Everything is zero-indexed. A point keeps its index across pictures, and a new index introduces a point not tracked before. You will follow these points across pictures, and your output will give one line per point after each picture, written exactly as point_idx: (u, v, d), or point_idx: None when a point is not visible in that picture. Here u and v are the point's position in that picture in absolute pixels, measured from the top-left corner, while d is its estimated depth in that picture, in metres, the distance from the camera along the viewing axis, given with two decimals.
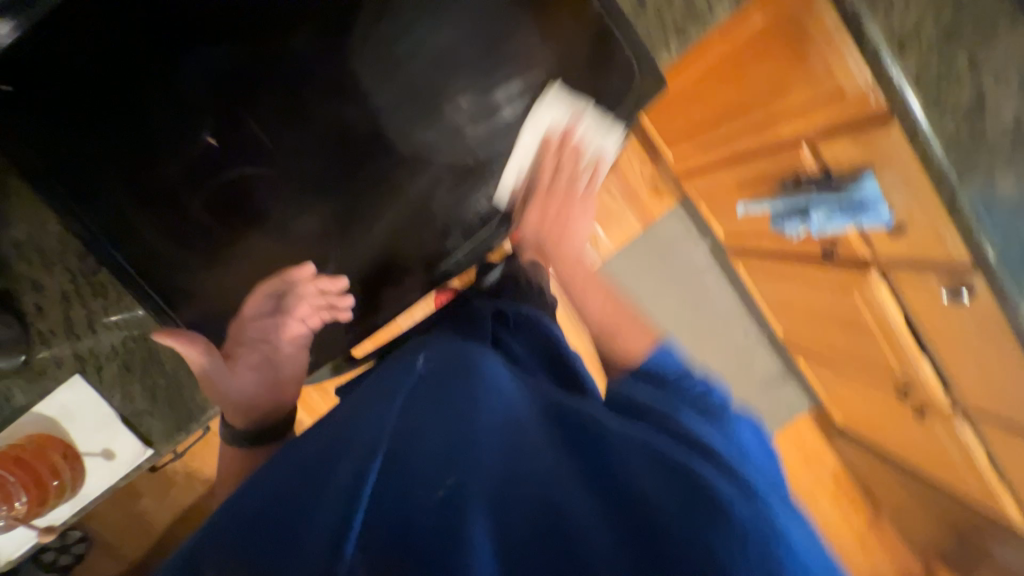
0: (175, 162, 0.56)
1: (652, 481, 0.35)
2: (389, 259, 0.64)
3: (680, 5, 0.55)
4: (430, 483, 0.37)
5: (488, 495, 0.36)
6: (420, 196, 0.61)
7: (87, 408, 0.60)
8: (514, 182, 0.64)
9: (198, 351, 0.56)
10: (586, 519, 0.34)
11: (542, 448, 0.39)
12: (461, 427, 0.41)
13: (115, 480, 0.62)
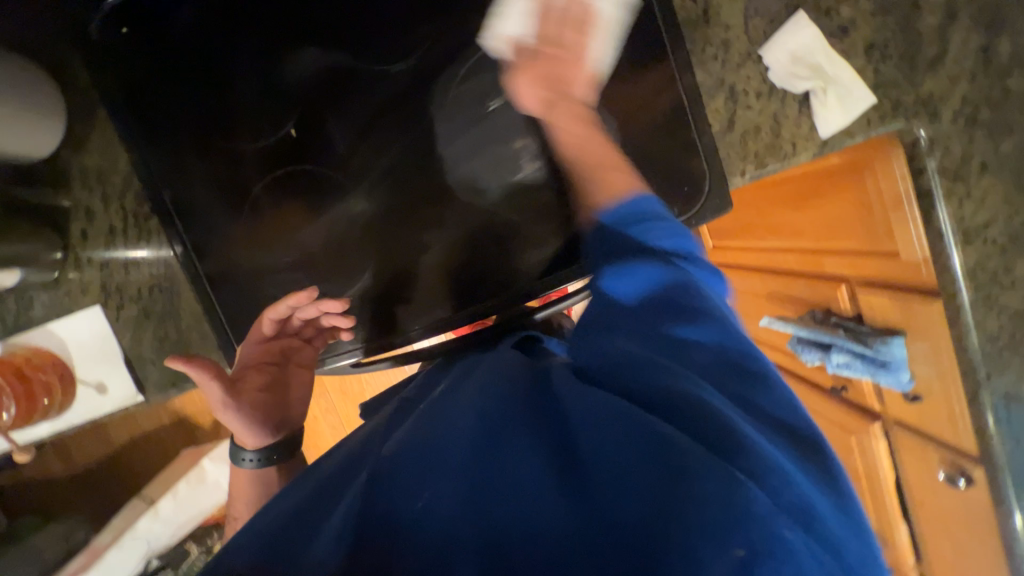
0: (249, 141, 0.58)
1: (597, 463, 0.33)
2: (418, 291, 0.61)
3: (766, 138, 0.57)
4: (413, 477, 0.36)
5: (450, 483, 0.35)
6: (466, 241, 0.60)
7: (97, 339, 0.61)
8: (508, 36, 0.54)
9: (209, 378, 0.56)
10: (566, 519, 0.31)
11: (508, 431, 0.37)
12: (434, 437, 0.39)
13: (99, 415, 0.63)
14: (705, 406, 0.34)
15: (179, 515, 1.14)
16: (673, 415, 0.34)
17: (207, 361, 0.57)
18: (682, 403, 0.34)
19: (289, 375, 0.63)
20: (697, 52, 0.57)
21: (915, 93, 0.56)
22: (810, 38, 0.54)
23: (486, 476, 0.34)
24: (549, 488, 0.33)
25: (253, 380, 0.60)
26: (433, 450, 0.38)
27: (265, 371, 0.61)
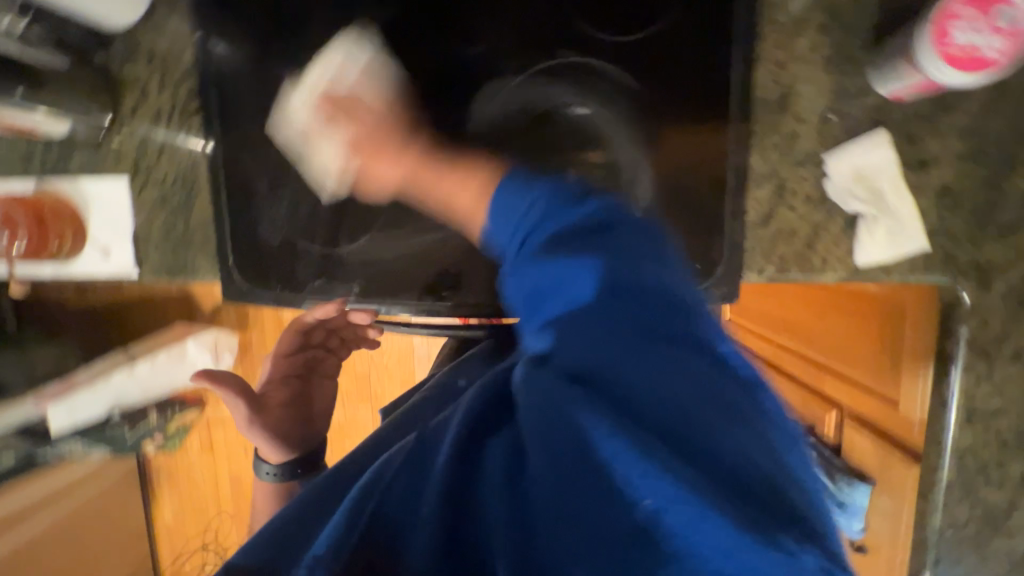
0: (305, 77, 0.61)
1: (536, 453, 0.32)
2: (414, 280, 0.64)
3: (798, 245, 0.54)
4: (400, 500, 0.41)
5: (422, 510, 0.38)
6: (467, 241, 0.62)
7: (116, 208, 0.65)
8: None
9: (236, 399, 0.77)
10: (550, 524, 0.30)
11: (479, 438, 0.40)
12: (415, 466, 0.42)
13: (95, 275, 0.67)
14: (659, 368, 0.30)
15: (151, 381, 1.22)
16: (613, 391, 0.31)
17: (232, 377, 0.79)
18: (629, 372, 0.30)
19: (310, 390, 0.85)
20: (759, 134, 0.53)
21: (973, 253, 0.52)
22: (880, 160, 0.51)
23: (456, 494, 0.37)
24: (501, 496, 0.34)
25: (271, 406, 0.80)
26: (415, 473, 0.42)
27: (290, 386, 0.83)
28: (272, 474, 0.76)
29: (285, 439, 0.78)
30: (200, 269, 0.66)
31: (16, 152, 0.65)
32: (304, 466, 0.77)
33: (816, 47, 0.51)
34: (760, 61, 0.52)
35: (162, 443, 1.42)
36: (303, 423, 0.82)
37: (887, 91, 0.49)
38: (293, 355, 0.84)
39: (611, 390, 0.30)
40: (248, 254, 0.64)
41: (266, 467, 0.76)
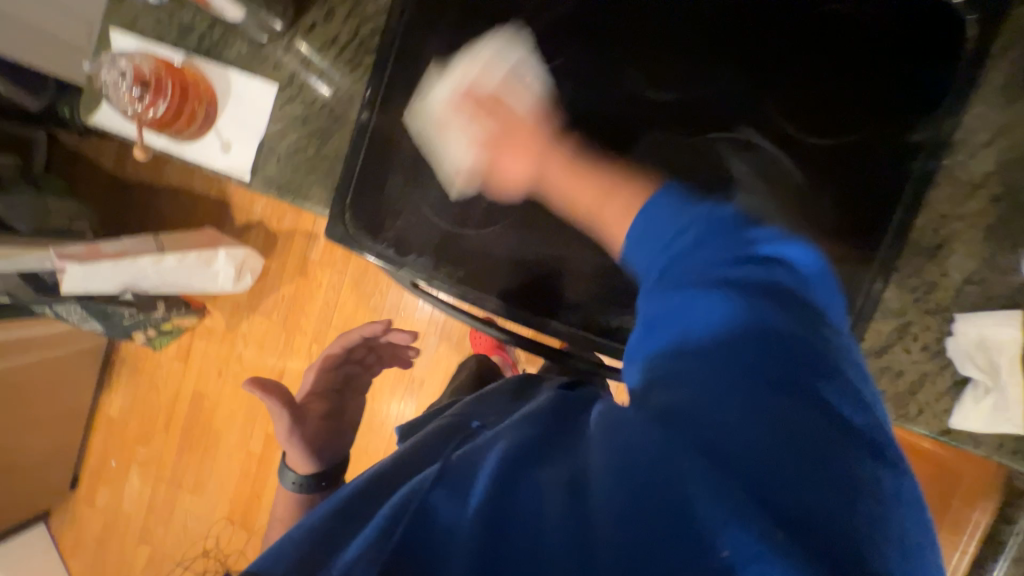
0: (489, 55, 0.60)
1: (622, 472, 0.34)
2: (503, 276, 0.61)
3: (901, 387, 0.55)
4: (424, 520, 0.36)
5: (466, 516, 0.35)
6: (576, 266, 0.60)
7: (256, 110, 0.64)
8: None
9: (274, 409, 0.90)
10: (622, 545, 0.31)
11: (527, 458, 0.38)
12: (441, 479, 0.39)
13: (208, 164, 0.65)
14: (753, 412, 0.35)
15: (171, 275, 1.17)
16: (710, 425, 0.34)
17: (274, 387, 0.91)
18: (728, 411, 0.35)
19: (340, 407, 1.03)
20: (900, 273, 0.55)
21: None
22: (1007, 338, 0.52)
23: (496, 512, 0.35)
24: (565, 503, 0.34)
25: (310, 418, 0.98)
26: (455, 481, 0.38)
27: (328, 400, 1.02)
28: (298, 483, 0.91)
29: (310, 449, 0.93)
30: (312, 198, 0.64)
31: (180, 23, 0.64)
32: (325, 479, 0.92)
33: (982, 214, 0.53)
34: (925, 207, 0.54)
35: (152, 337, 1.35)
36: (336, 436, 0.98)
37: None
38: (336, 370, 1.04)
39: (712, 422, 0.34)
40: (366, 199, 0.62)
41: (295, 476, 0.91)
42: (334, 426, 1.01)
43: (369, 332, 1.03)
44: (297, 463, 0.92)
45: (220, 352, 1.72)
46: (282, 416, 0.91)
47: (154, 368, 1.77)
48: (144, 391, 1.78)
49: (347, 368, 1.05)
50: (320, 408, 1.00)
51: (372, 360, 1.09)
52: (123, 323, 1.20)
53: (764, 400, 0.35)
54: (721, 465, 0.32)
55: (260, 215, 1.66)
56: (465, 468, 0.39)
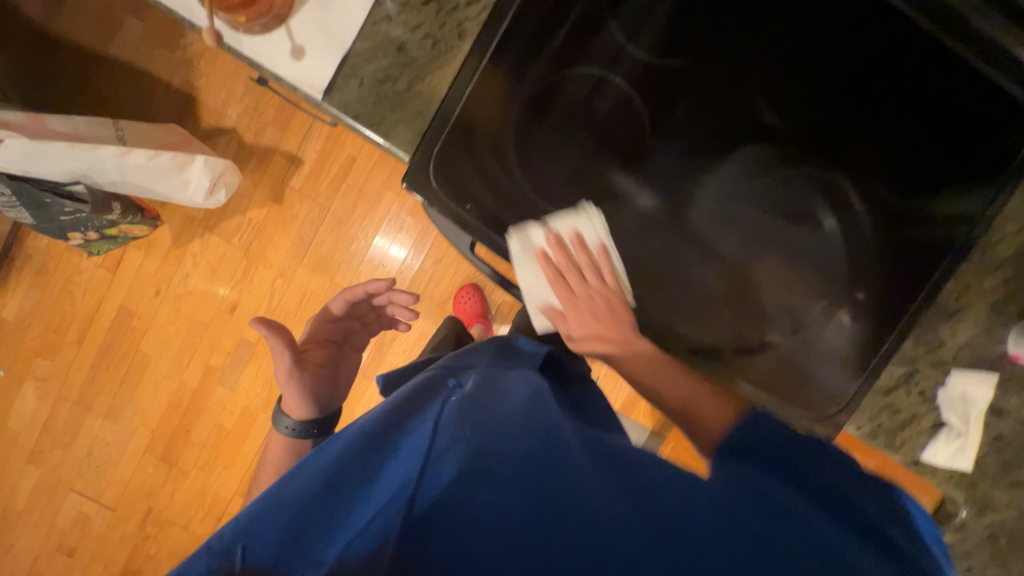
0: (620, 34, 0.57)
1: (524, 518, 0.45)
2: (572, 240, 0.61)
3: (894, 421, 0.65)
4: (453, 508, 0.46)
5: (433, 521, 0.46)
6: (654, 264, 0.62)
7: (342, 18, 0.55)
8: None
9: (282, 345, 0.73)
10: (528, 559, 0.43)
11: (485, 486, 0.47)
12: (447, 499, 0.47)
13: (269, 67, 0.55)
14: (719, 502, 0.44)
15: (135, 175, 1.00)
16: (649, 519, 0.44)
17: (283, 329, 0.73)
18: (716, 502, 0.45)
19: (340, 357, 0.86)
20: (922, 329, 0.63)
21: (987, 488, 0.67)
22: (982, 397, 0.63)
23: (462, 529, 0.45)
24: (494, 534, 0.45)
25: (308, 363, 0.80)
26: (467, 492, 0.47)
27: (327, 349, 0.84)
28: (293, 428, 0.77)
29: (312, 394, 0.78)
30: (394, 137, 0.57)
31: None
32: (324, 427, 0.79)
33: (991, 292, 0.63)
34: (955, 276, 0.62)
35: (89, 242, 1.14)
36: (334, 382, 0.84)
37: (1014, 349, 0.63)
38: (334, 323, 0.87)
39: (690, 503, 0.45)
40: (458, 154, 0.57)
41: (289, 421, 0.77)
42: (331, 374, 0.83)
43: (375, 287, 0.84)
44: (293, 408, 0.77)
45: (161, 269, 1.50)
46: (284, 360, 0.74)
47: (69, 274, 1.50)
48: (54, 297, 1.51)
49: (349, 319, 0.88)
50: (320, 355, 0.83)
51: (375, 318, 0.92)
52: (60, 219, 1.01)
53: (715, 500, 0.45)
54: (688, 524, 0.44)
55: (235, 123, 1.44)
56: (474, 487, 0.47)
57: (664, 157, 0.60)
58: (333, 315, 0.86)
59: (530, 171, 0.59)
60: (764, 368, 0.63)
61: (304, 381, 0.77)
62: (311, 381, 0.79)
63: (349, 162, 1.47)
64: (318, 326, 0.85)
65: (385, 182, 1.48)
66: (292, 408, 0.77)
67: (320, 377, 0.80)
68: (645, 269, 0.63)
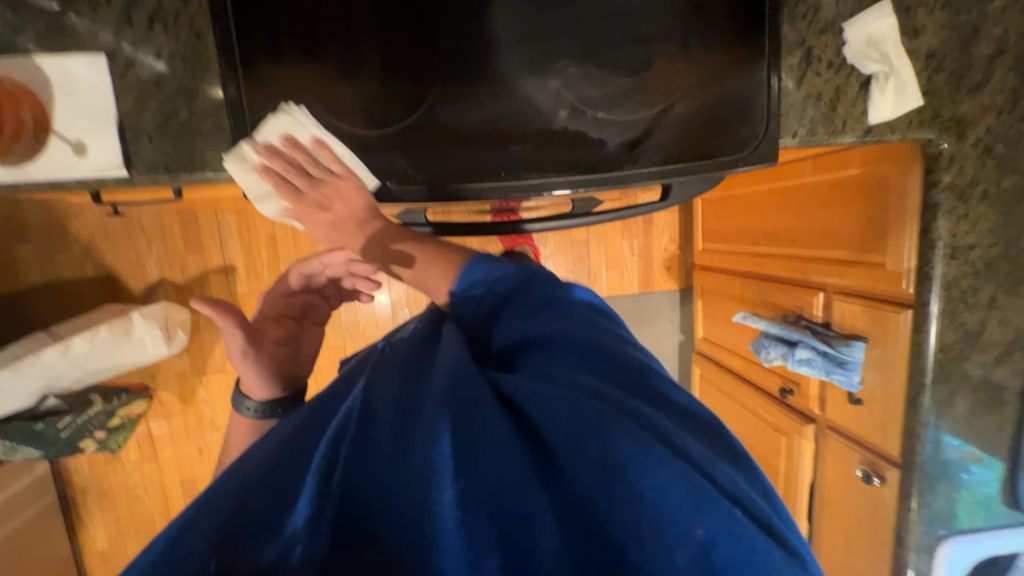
0: None
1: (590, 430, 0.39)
2: (424, 147, 0.59)
3: (823, 107, 0.61)
4: (418, 481, 0.35)
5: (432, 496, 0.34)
6: (513, 115, 0.59)
7: (93, 91, 0.54)
8: None
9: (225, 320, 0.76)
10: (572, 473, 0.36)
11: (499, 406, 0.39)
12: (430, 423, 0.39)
13: (67, 176, 0.54)
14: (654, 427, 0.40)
15: (90, 362, 1.04)
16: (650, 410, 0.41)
17: (224, 307, 0.76)
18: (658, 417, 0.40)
19: (301, 331, 0.85)
20: (790, 4, 0.58)
21: (953, 110, 0.62)
22: (887, 27, 0.58)
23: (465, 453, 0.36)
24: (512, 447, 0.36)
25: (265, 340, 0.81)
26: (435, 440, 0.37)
27: (285, 325, 0.84)
28: (255, 409, 0.74)
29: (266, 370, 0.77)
30: (211, 164, 0.56)
31: None
32: (287, 407, 0.77)
33: None
34: None
35: (103, 444, 1.17)
36: (296, 359, 0.82)
37: None
38: (291, 298, 0.88)
39: (572, 415, 0.38)
40: (278, 138, 0.56)
41: (250, 402, 0.74)
42: (290, 349, 0.82)
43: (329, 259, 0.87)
44: (252, 387, 0.77)
45: (190, 430, 1.56)
46: (233, 334, 0.76)
47: (124, 483, 1.57)
48: (126, 507, 1.58)
49: (308, 296, 0.89)
50: (279, 330, 0.83)
51: (336, 292, 0.92)
52: (62, 435, 1.05)
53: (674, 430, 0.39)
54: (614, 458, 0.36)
55: (160, 273, 1.46)
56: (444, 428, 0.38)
57: (451, 14, 0.56)
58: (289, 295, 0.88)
59: (347, 114, 0.57)
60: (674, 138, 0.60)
61: (256, 358, 0.77)
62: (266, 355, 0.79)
63: (272, 240, 1.47)
64: (278, 304, 0.87)
65: (313, 236, 1.48)
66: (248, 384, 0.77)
67: (278, 350, 0.80)
68: (507, 127, 0.59)
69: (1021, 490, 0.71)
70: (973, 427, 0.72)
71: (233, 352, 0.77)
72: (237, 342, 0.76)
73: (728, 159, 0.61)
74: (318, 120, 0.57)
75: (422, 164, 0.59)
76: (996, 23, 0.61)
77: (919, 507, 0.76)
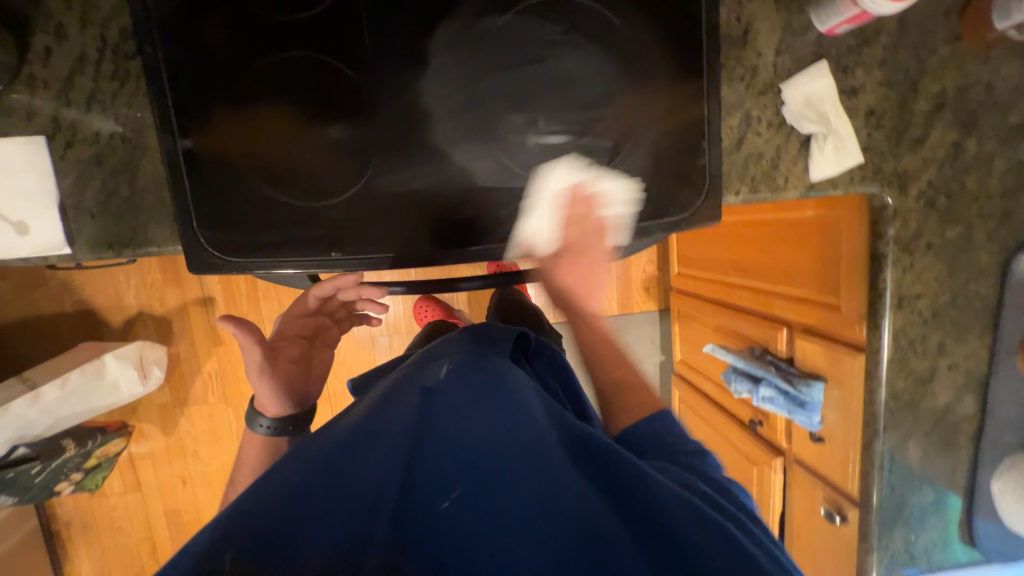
0: (267, 10, 0.54)
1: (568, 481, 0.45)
2: (371, 215, 0.59)
3: (765, 166, 0.62)
4: (447, 499, 0.43)
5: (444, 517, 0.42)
6: (456, 184, 0.59)
7: (33, 172, 0.54)
8: None
9: (245, 338, 0.77)
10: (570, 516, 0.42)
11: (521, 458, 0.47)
12: (460, 459, 0.47)
13: (10, 255, 0.55)
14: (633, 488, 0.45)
15: (63, 408, 1.04)
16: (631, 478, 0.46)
17: (248, 326, 0.77)
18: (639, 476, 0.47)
19: (313, 352, 0.86)
20: (728, 66, 0.59)
21: (895, 165, 0.63)
22: (824, 87, 0.59)
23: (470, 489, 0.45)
24: (506, 496, 0.44)
25: (281, 360, 0.82)
26: (462, 478, 0.45)
27: (299, 346, 0.85)
28: (268, 427, 0.77)
29: (278, 391, 0.79)
30: (155, 239, 0.56)
31: None
32: (296, 425, 0.80)
33: None
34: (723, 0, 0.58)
35: (81, 483, 1.18)
36: (308, 379, 0.84)
37: (825, 27, 0.58)
38: (305, 317, 0.87)
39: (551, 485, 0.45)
40: (219, 214, 0.56)
41: (263, 419, 0.77)
42: (304, 369, 0.84)
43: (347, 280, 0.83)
44: (265, 406, 0.78)
45: (173, 461, 1.56)
46: (252, 351, 0.78)
47: (108, 515, 1.57)
48: (111, 540, 1.58)
49: (319, 316, 0.88)
50: (293, 350, 0.84)
51: (345, 315, 0.91)
52: (37, 480, 1.05)
53: (646, 486, 0.46)
54: (603, 516, 0.43)
55: (138, 305, 1.46)
56: (470, 474, 0.45)
57: (391, 87, 0.56)
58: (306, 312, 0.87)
59: (290, 185, 0.57)
60: (622, 193, 0.61)
61: (272, 378, 0.79)
62: (280, 376, 0.80)
63: None
64: (293, 324, 0.86)
65: None
66: (260, 401, 0.79)
67: (293, 371, 0.82)
68: (456, 193, 0.59)
69: (977, 533, 0.72)
70: (927, 470, 0.73)
71: (249, 369, 0.78)
72: (255, 360, 0.78)
73: (671, 221, 0.61)
74: (261, 194, 0.57)
75: (366, 232, 0.59)
76: (935, 80, 0.61)
77: (878, 548, 0.76)
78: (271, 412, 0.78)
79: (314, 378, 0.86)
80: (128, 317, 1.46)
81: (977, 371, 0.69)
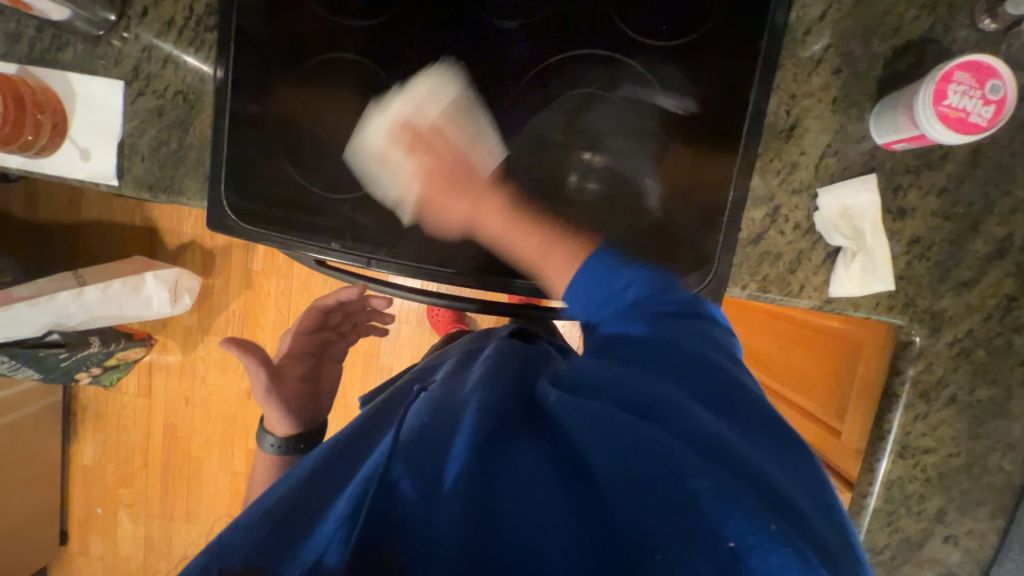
0: (334, 11, 0.58)
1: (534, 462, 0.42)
2: (381, 217, 0.62)
3: (781, 268, 0.58)
4: (420, 486, 0.41)
5: (418, 502, 0.40)
6: (465, 205, 0.61)
7: (107, 109, 0.61)
8: None
9: (253, 360, 0.82)
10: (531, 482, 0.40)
11: (494, 438, 0.43)
12: (432, 437, 0.45)
13: (70, 175, 0.62)
14: (621, 430, 0.40)
15: (99, 309, 1.16)
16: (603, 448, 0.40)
17: (253, 346, 0.83)
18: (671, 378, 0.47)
19: (318, 368, 0.94)
20: (765, 157, 0.56)
21: (931, 302, 0.57)
22: (865, 203, 0.55)
23: (427, 461, 0.43)
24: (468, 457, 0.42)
25: (286, 379, 0.88)
26: (431, 453, 0.43)
27: (305, 363, 0.92)
28: (277, 445, 0.83)
29: (289, 409, 0.85)
30: (187, 190, 0.62)
31: (3, 31, 0.60)
32: (307, 441, 0.86)
33: (827, 89, 0.55)
34: (776, 90, 0.56)
35: (98, 376, 1.31)
36: (314, 395, 0.91)
37: (881, 140, 0.54)
38: (311, 334, 0.95)
39: (519, 463, 0.42)
40: (246, 182, 0.61)
41: (273, 438, 0.83)
42: (312, 387, 0.91)
43: (346, 296, 0.92)
44: (274, 424, 0.84)
45: (182, 380, 1.69)
46: (259, 374, 0.83)
47: (118, 411, 1.72)
48: (114, 434, 1.73)
49: (323, 334, 0.96)
50: (297, 368, 0.91)
51: (348, 327, 1.01)
52: (62, 365, 1.18)
53: (697, 366, 0.45)
54: (608, 480, 0.39)
55: (192, 235, 1.60)
56: (442, 442, 0.44)
57: (426, 104, 0.59)
58: (310, 328, 0.95)
59: (311, 174, 0.61)
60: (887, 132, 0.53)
61: (280, 397, 0.85)
62: (288, 396, 0.86)
63: None
64: (295, 342, 0.93)
65: None
66: (272, 420, 0.84)
67: (300, 391, 0.88)
68: (466, 215, 0.61)
69: None
70: None
71: (258, 390, 0.83)
72: (263, 384, 0.83)
73: None
74: (286, 174, 0.61)
75: (370, 231, 0.62)
76: (1001, 222, 0.55)
77: None
78: (281, 432, 0.84)
79: (322, 394, 0.93)
80: (182, 243, 1.61)
81: (981, 553, 0.60)
